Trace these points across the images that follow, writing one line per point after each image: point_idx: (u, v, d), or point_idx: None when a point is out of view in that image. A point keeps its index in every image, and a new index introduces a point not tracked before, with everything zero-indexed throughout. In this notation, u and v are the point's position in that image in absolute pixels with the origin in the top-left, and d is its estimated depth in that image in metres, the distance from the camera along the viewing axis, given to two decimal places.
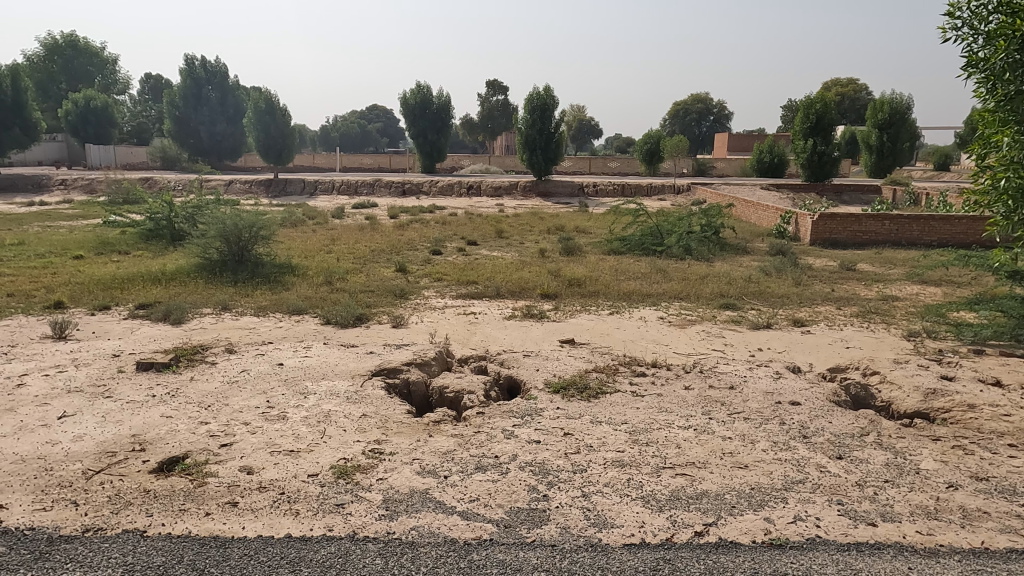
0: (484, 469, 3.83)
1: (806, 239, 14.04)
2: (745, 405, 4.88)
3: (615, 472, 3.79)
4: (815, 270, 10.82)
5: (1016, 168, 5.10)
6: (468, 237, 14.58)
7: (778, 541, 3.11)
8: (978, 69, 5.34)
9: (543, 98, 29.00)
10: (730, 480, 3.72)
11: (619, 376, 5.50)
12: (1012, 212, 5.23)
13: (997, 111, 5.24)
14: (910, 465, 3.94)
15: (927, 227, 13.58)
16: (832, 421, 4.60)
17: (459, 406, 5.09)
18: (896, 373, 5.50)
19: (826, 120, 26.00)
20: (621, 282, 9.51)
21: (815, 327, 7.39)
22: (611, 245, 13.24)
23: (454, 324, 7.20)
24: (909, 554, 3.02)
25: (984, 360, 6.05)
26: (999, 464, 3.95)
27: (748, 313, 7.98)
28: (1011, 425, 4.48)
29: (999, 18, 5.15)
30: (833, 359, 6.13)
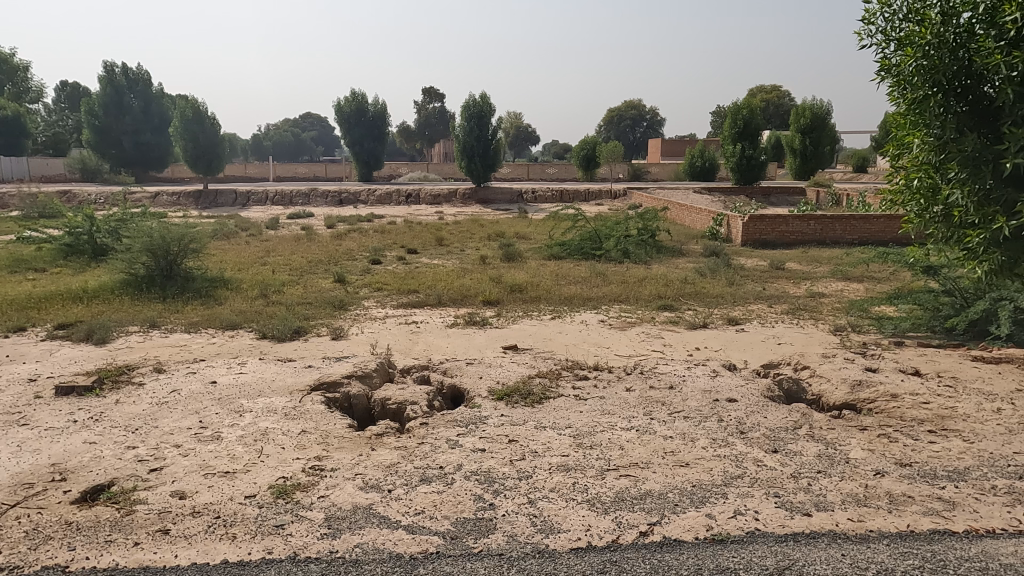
0: (429, 481, 3.78)
1: (737, 241, 14.52)
2: (685, 404, 4.99)
3: (560, 477, 3.81)
4: (747, 270, 11.22)
5: (927, 170, 5.38)
6: (409, 246, 14.42)
7: (719, 537, 3.18)
8: (890, 74, 5.53)
9: (479, 105, 28.95)
10: (672, 478, 3.79)
11: (562, 381, 5.54)
12: (924, 211, 5.53)
13: (906, 116, 5.47)
14: (840, 455, 4.10)
15: (848, 226, 14.26)
16: (767, 416, 4.75)
17: (402, 418, 5.02)
18: (825, 367, 5.74)
19: (752, 125, 27.19)
20: (562, 286, 9.60)
21: (749, 325, 7.64)
22: (551, 250, 13.35)
23: (396, 334, 7.10)
24: (842, 541, 3.14)
25: (904, 352, 6.38)
26: (921, 450, 4.17)
27: (685, 314, 8.17)
28: (930, 412, 4.74)
29: (908, 26, 5.32)
30: (767, 356, 6.36)
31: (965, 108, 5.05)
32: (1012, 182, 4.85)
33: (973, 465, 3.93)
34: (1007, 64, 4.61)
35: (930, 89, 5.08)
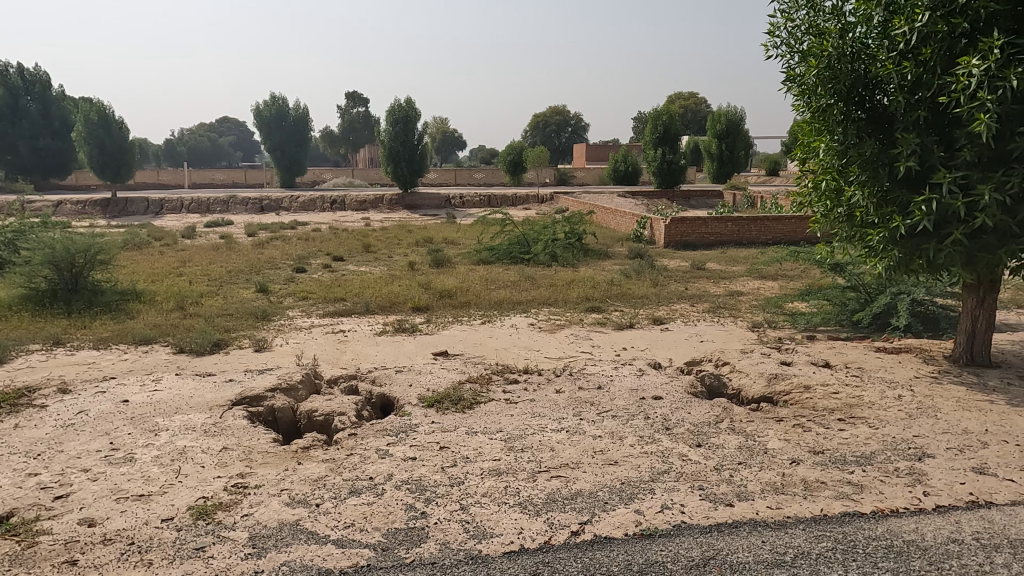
0: (358, 493, 3.70)
1: (660, 242, 14.97)
2: (613, 403, 5.09)
3: (492, 481, 3.81)
4: (670, 271, 11.58)
5: (832, 173, 5.70)
6: (334, 253, 14.11)
7: (647, 531, 3.26)
8: (795, 83, 5.84)
9: (405, 110, 28.73)
10: (602, 476, 3.86)
11: (493, 385, 5.54)
12: (830, 211, 5.87)
13: (810, 122, 5.79)
14: (759, 446, 4.29)
15: (763, 227, 14.95)
16: (691, 412, 4.91)
17: (330, 430, 4.90)
18: (743, 362, 5.99)
19: (672, 131, 28.40)
20: (492, 291, 9.63)
21: (673, 324, 7.89)
22: (480, 254, 13.37)
23: (323, 344, 6.93)
24: (762, 529, 3.28)
25: (815, 345, 6.74)
26: (831, 438, 4.41)
27: (612, 314, 8.36)
28: (839, 401, 5.02)
29: (811, 39, 5.64)
30: (690, 353, 6.58)
31: (863, 115, 5.37)
32: (906, 183, 5.20)
33: (878, 449, 4.19)
34: (898, 74, 4.95)
35: (833, 98, 5.36)
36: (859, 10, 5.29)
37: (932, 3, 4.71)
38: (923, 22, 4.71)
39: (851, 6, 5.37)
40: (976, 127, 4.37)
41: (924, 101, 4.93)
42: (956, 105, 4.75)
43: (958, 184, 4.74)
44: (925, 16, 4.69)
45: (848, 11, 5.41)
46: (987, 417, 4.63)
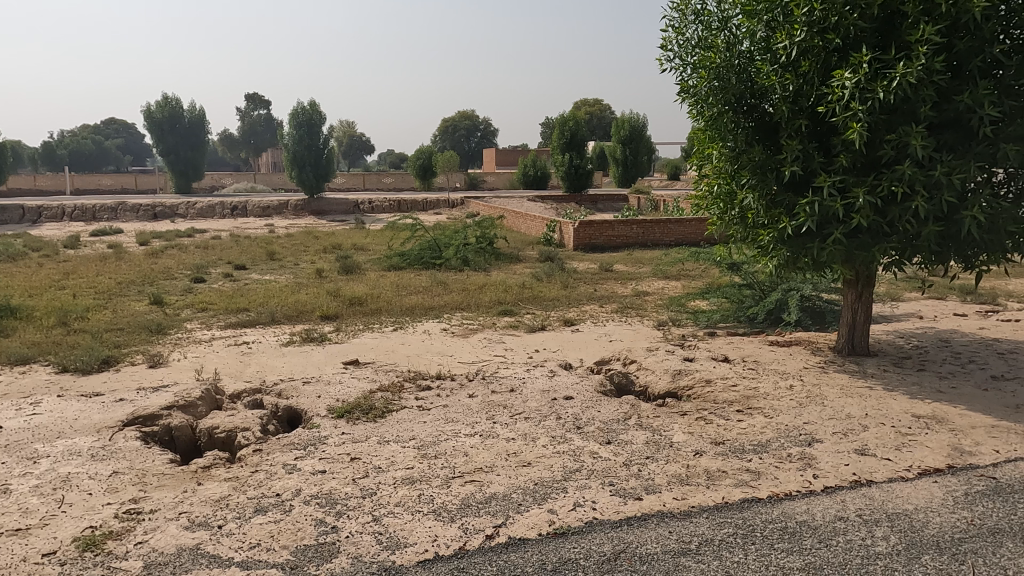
0: (265, 511, 3.55)
1: (569, 245, 15.30)
2: (526, 405, 5.15)
3: (405, 490, 3.76)
4: (579, 273, 11.86)
5: (725, 178, 6.01)
6: (236, 261, 13.49)
7: (560, 530, 3.31)
8: (689, 93, 6.12)
9: (309, 113, 27.80)
10: (516, 479, 3.89)
11: (405, 393, 5.47)
12: (725, 214, 6.19)
13: (704, 130, 6.09)
14: (665, 440, 4.46)
15: (665, 229, 15.55)
16: (601, 410, 5.04)
17: (233, 447, 4.68)
18: (649, 360, 6.22)
19: (578, 137, 29.60)
20: (403, 297, 9.51)
21: (583, 325, 8.08)
22: (390, 260, 13.17)
23: (225, 357, 6.61)
24: (669, 520, 3.41)
25: (715, 341, 7.08)
26: (731, 428, 4.65)
27: (524, 317, 8.45)
28: (738, 393, 5.30)
29: (701, 51, 5.94)
30: (599, 353, 6.76)
31: (751, 123, 5.70)
32: (791, 187, 5.56)
33: (773, 437, 4.45)
34: (782, 84, 5.29)
35: (723, 107, 5.67)
36: (744, 26, 5.63)
37: (808, 21, 5.07)
38: (801, 37, 5.07)
39: (737, 22, 5.71)
40: (850, 135, 4.74)
41: (804, 110, 5.29)
42: (833, 114, 5.13)
43: (836, 187, 5.10)
44: (803, 31, 5.05)
45: (735, 26, 5.74)
46: (867, 402, 5.02)
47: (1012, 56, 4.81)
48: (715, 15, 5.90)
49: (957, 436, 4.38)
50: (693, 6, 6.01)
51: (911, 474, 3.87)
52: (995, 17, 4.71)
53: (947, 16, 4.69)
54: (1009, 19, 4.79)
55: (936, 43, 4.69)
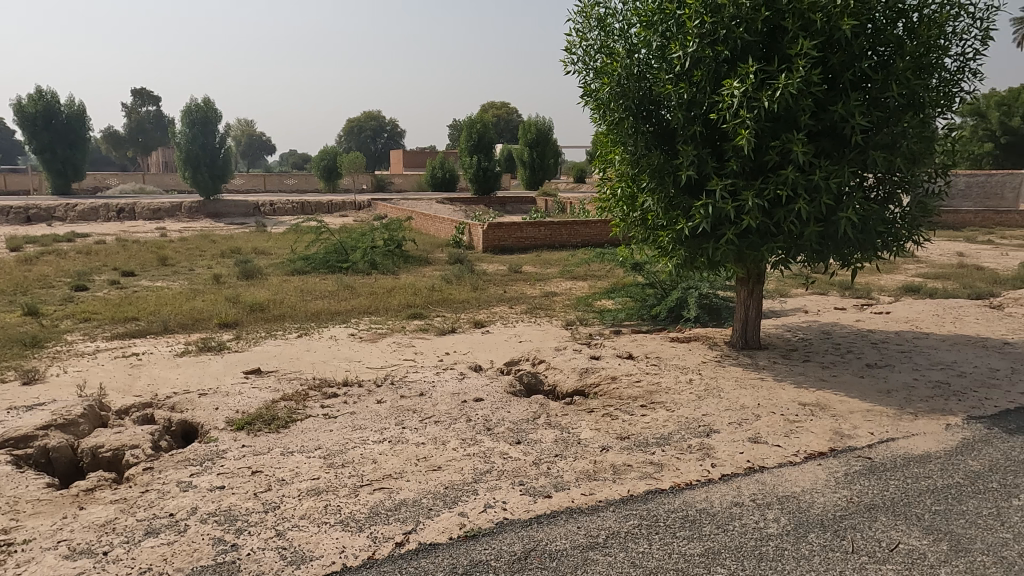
0: (157, 533, 3.33)
1: (479, 247, 15.36)
2: (435, 409, 5.11)
3: (311, 501, 3.64)
4: (489, 275, 11.90)
5: (627, 181, 6.22)
6: (123, 267, 12.61)
7: (471, 533, 3.30)
8: (591, 98, 6.28)
9: (203, 110, 26.42)
10: (426, 483, 3.85)
11: (310, 401, 5.29)
12: (627, 215, 6.39)
13: (606, 135, 6.27)
14: (573, 437, 4.55)
15: (572, 231, 15.87)
16: (511, 411, 5.08)
17: (120, 466, 4.37)
18: (557, 359, 6.33)
19: (486, 138, 29.80)
20: (308, 302, 9.21)
21: (493, 326, 8.11)
22: (294, 264, 12.72)
23: (111, 370, 6.15)
24: (577, 515, 3.47)
25: (620, 339, 7.30)
26: (635, 423, 4.81)
27: (434, 320, 8.39)
28: (641, 389, 5.49)
29: (602, 58, 6.11)
30: (509, 354, 6.81)
31: (650, 128, 5.92)
32: (687, 189, 5.82)
33: (674, 430, 4.64)
34: (676, 92, 5.54)
35: (623, 112, 5.86)
36: (641, 35, 5.85)
37: (700, 32, 5.34)
38: (694, 48, 5.33)
39: (635, 31, 5.93)
40: (739, 141, 5.02)
41: (698, 117, 5.55)
42: (724, 122, 5.42)
43: (728, 190, 5.39)
44: (695, 42, 5.31)
45: (633, 34, 5.95)
46: (759, 393, 5.33)
47: (878, 71, 5.26)
48: (615, 23, 6.09)
49: (837, 421, 4.73)
50: (594, 13, 6.18)
51: (799, 458, 4.14)
52: (863, 34, 5.14)
53: (822, 32, 5.08)
54: (875, 37, 5.23)
55: (812, 57, 5.06)
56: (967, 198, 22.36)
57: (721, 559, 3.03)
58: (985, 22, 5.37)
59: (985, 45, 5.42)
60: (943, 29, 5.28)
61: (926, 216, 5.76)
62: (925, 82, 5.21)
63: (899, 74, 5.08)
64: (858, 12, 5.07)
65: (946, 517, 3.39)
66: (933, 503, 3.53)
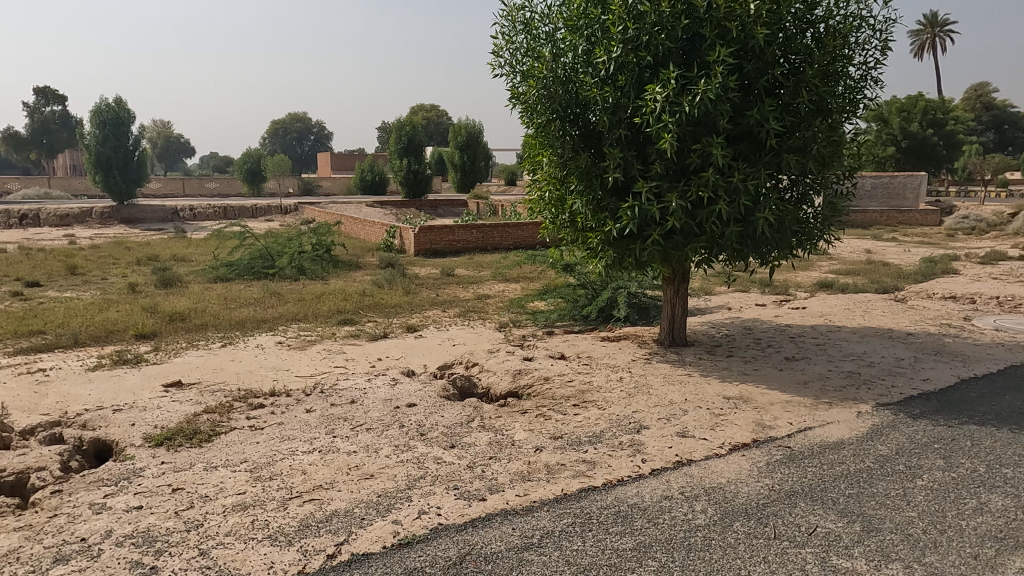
0: (67, 560, 3.13)
1: (410, 251, 15.21)
2: (367, 416, 5.02)
3: (237, 517, 3.50)
4: (421, 278, 11.81)
5: (555, 183, 6.29)
6: (27, 278, 11.80)
7: (405, 540, 3.26)
8: (519, 101, 6.32)
9: (113, 111, 25.13)
10: (358, 493, 3.77)
11: (235, 413, 5.10)
12: (556, 217, 6.47)
13: (534, 137, 6.32)
14: (507, 439, 4.56)
15: (504, 234, 15.94)
16: (444, 415, 5.05)
17: (24, 491, 4.07)
18: (491, 362, 6.35)
19: (415, 141, 29.51)
20: (233, 310, 8.88)
21: (426, 330, 8.04)
22: (217, 271, 12.24)
23: (14, 388, 5.74)
24: (512, 516, 3.48)
25: (553, 340, 7.39)
26: (568, 422, 4.87)
27: (366, 326, 8.25)
28: (574, 388, 5.56)
29: (529, 61, 6.17)
30: (443, 358, 6.77)
31: (577, 131, 6.01)
32: (614, 192, 5.94)
33: (606, 428, 4.72)
34: (602, 96, 5.65)
35: (550, 115, 5.92)
36: (567, 39, 5.94)
37: (623, 38, 5.47)
38: (618, 53, 5.45)
39: (561, 36, 6.01)
40: (663, 144, 5.17)
41: (623, 120, 5.68)
42: (648, 126, 5.56)
43: (653, 192, 5.54)
44: (619, 48, 5.43)
45: (559, 39, 6.04)
46: (686, 388, 5.50)
47: (789, 78, 5.53)
48: (542, 27, 6.16)
49: (759, 413, 4.93)
50: (521, 16, 6.23)
51: (724, 450, 4.29)
52: (775, 43, 5.39)
53: (738, 40, 5.30)
54: (787, 46, 5.49)
55: (729, 64, 5.26)
56: (873, 198, 23.79)
57: (652, 552, 3.10)
58: (885, 33, 5.72)
59: (885, 55, 5.77)
60: (848, 40, 5.60)
61: (836, 216, 6.09)
62: (832, 90, 5.52)
63: (809, 81, 5.36)
64: (770, 22, 5.31)
65: (859, 500, 3.58)
66: (846, 487, 3.73)
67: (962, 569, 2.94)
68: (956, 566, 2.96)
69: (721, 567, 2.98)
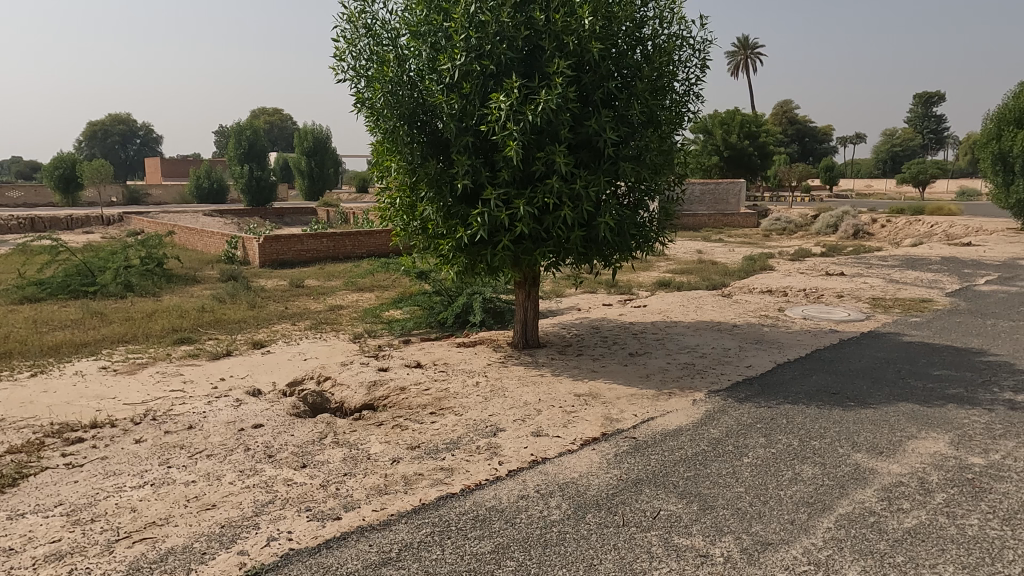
0: None
1: (255, 262, 14.38)
2: (208, 441, 4.66)
3: (51, 569, 3.09)
4: (267, 291, 11.20)
5: (405, 190, 6.22)
6: None
7: (252, 571, 3.05)
8: (364, 106, 6.20)
9: None
10: (198, 526, 3.48)
11: (47, 451, 4.51)
12: (408, 224, 6.42)
13: (382, 143, 6.22)
14: (362, 453, 4.44)
15: (357, 242, 15.52)
16: (294, 434, 4.81)
17: None
18: (344, 375, 6.15)
19: (257, 146, 28.26)
20: (45, 334, 7.87)
21: (274, 345, 7.63)
22: (23, 291, 10.77)
23: None
24: (369, 533, 3.38)
25: (408, 348, 7.31)
26: (425, 431, 4.83)
27: (206, 344, 7.66)
28: (431, 396, 5.54)
29: (373, 67, 6.07)
30: (292, 374, 6.45)
31: (424, 138, 5.99)
32: (463, 199, 5.99)
33: (463, 433, 4.74)
34: (448, 103, 5.67)
35: (397, 121, 5.86)
36: (411, 45, 5.91)
37: (466, 47, 5.55)
38: (462, 61, 5.52)
39: (405, 41, 5.98)
40: (509, 152, 5.30)
41: (470, 128, 5.74)
42: (494, 133, 5.67)
43: (501, 199, 5.66)
44: (462, 56, 5.50)
45: (404, 45, 6.00)
46: (540, 388, 5.67)
47: (622, 91, 5.88)
48: (385, 33, 6.09)
49: (606, 408, 5.20)
50: (363, 20, 6.11)
51: (576, 446, 4.46)
52: (608, 57, 5.71)
53: (574, 53, 5.56)
54: (620, 60, 5.85)
55: (568, 75, 5.50)
56: (702, 203, 26.01)
57: (510, 553, 3.15)
58: (703, 53, 6.25)
59: (704, 73, 6.32)
60: (672, 57, 6.06)
61: (669, 219, 6.56)
62: (660, 103, 5.95)
63: (639, 95, 5.74)
64: (603, 37, 5.63)
65: (696, 481, 3.89)
66: (684, 470, 4.03)
67: (782, 534, 3.28)
68: (777, 532, 3.30)
69: (576, 559, 3.09)
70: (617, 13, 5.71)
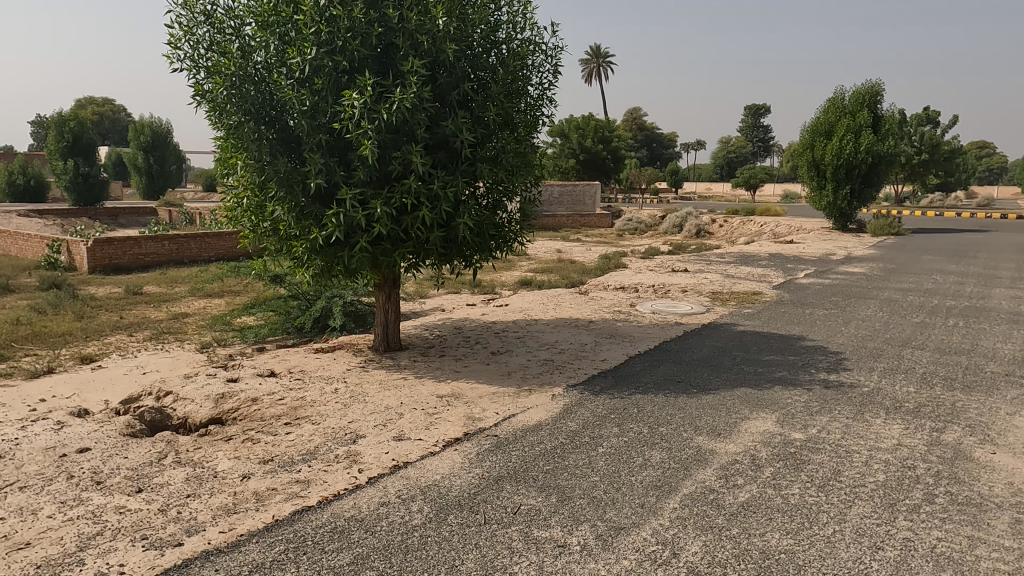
0: None
1: (83, 268, 12.93)
2: (21, 472, 4.11)
3: None
4: (98, 299, 10.11)
5: (252, 189, 5.87)
6: None
7: None
8: (205, 99, 5.78)
9: None
10: (6, 569, 3.05)
11: None
12: (257, 225, 6.06)
13: (225, 139, 5.83)
14: (207, 472, 4.13)
15: (203, 244, 14.47)
16: (128, 456, 4.37)
17: None
18: (187, 389, 5.70)
19: (83, 140, 25.34)
20: None
21: (106, 360, 6.90)
22: None
23: None
24: (215, 557, 3.14)
25: (262, 356, 6.92)
26: (279, 443, 4.58)
27: (23, 361, 6.77)
28: (285, 406, 5.27)
29: (213, 57, 5.67)
30: (128, 390, 5.87)
31: (274, 135, 5.69)
32: (318, 199, 5.76)
33: (320, 443, 4.55)
34: (298, 99, 5.42)
35: (242, 116, 5.52)
36: (257, 36, 5.60)
37: (317, 41, 5.35)
38: (312, 56, 5.32)
39: (250, 32, 5.65)
40: (364, 150, 5.18)
41: (323, 126, 5.53)
42: (348, 132, 5.51)
43: (357, 199, 5.50)
44: (312, 51, 5.30)
45: (248, 35, 5.67)
46: (402, 391, 5.58)
47: (478, 93, 5.93)
48: (227, 21, 5.72)
49: (469, 407, 5.22)
50: (201, 7, 5.70)
51: (438, 448, 4.44)
52: (463, 59, 5.74)
53: (429, 53, 5.54)
54: (475, 62, 5.90)
55: (422, 75, 5.47)
56: (560, 204, 26.95)
57: (370, 562, 3.07)
58: (555, 59, 6.48)
59: (556, 78, 6.55)
60: (525, 62, 6.22)
61: (527, 220, 6.70)
62: (515, 106, 6.07)
63: (494, 97, 5.82)
64: (457, 38, 5.65)
65: (555, 474, 4.00)
66: (544, 464, 4.14)
67: (632, 518, 3.46)
68: (628, 516, 3.48)
69: (437, 562, 3.07)
70: (471, 16, 5.77)
